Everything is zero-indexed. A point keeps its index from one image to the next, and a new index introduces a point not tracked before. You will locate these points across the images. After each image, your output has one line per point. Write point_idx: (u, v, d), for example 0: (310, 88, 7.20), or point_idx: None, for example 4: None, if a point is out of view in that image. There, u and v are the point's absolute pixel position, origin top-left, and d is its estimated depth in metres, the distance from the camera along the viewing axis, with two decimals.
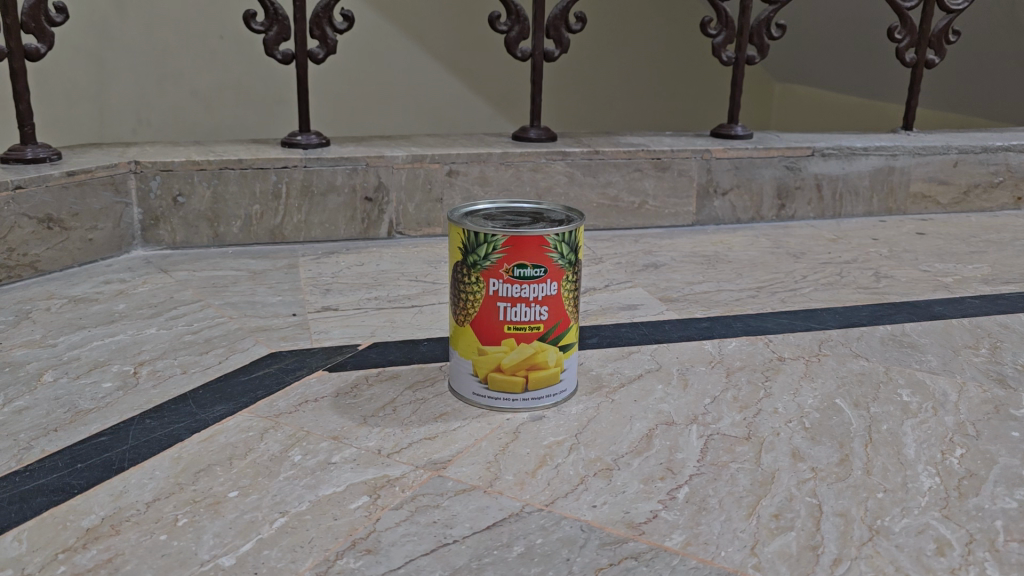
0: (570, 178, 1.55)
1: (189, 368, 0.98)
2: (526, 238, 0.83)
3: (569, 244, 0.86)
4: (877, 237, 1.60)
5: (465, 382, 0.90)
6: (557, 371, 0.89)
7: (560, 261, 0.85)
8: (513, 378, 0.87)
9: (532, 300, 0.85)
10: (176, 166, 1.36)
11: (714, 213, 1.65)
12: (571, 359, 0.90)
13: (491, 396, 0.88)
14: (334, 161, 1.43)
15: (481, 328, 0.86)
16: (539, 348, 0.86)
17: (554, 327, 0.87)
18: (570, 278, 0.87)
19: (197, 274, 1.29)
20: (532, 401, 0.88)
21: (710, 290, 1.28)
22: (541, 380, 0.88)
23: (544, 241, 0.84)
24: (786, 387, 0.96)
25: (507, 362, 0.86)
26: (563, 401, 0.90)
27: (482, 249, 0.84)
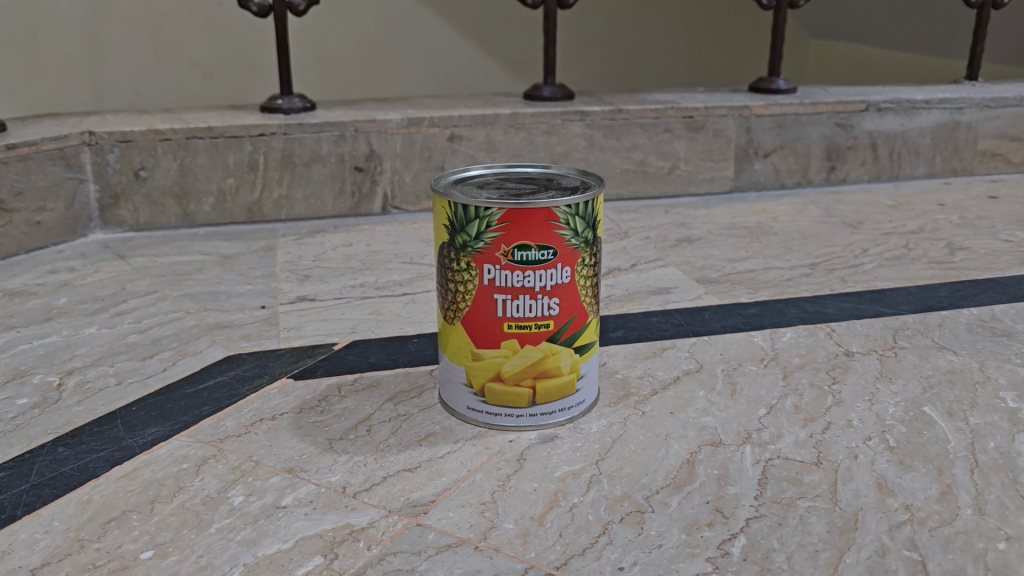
0: (589, 141, 1.36)
1: (126, 377, 0.80)
2: (528, 212, 0.64)
3: (585, 218, 0.67)
4: (944, 202, 1.39)
5: (455, 393, 0.71)
6: (573, 378, 0.70)
7: (573, 239, 0.67)
8: (516, 390, 0.68)
9: (539, 290, 0.67)
10: (136, 136, 1.18)
11: (754, 178, 1.45)
12: (590, 363, 0.71)
13: (488, 411, 0.70)
14: (318, 126, 1.24)
15: (475, 327, 0.68)
16: (549, 351, 0.68)
17: (568, 324, 0.68)
18: (587, 261, 0.68)
19: (158, 260, 1.11)
20: (542, 417, 0.70)
21: (756, 268, 1.09)
22: (553, 392, 0.69)
23: (553, 215, 0.65)
24: (860, 393, 0.77)
25: (507, 370, 0.68)
26: (580, 415, 0.72)
27: (472, 226, 0.65)
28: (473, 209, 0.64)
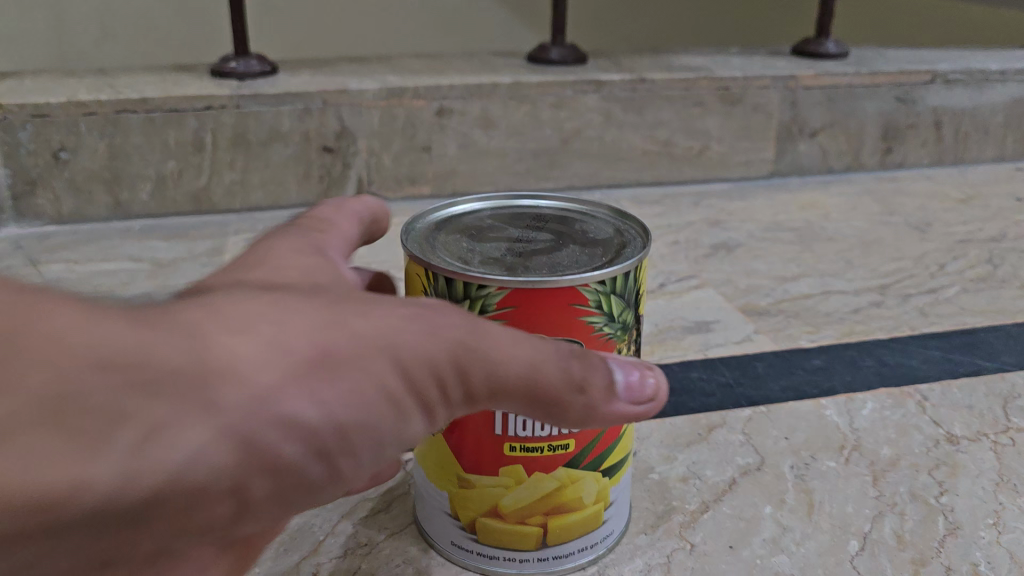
0: (606, 117, 1.14)
1: None
2: (542, 293, 0.43)
3: (624, 295, 0.45)
4: (1022, 195, 1.18)
5: (434, 525, 0.51)
6: (599, 508, 0.50)
7: (606, 327, 0.45)
8: (520, 529, 0.48)
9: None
10: (53, 109, 0.96)
11: (797, 160, 1.24)
12: (622, 484, 0.51)
13: (480, 553, 0.50)
14: (277, 98, 1.02)
15: (461, 444, 0.47)
16: (566, 478, 0.48)
17: (592, 441, 0.48)
18: (622, 352, 0.47)
19: (77, 267, 0.91)
20: (555, 562, 0.50)
21: (812, 292, 0.89)
22: (572, 529, 0.49)
23: (579, 296, 0.43)
24: (978, 512, 0.57)
25: (508, 504, 0.47)
26: (604, 552, 0.52)
27: (458, 309, 0.44)
28: (461, 286, 0.43)
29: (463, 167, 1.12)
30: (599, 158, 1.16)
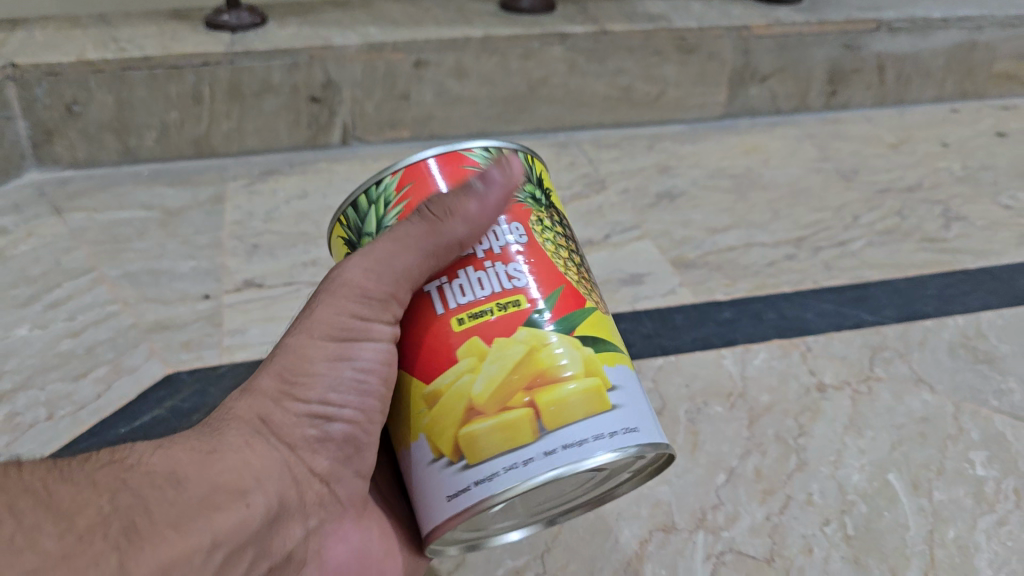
0: (570, 66, 1.24)
1: (56, 410, 0.75)
2: (429, 160, 0.52)
3: (520, 170, 0.54)
4: (947, 142, 1.30)
5: (422, 484, 0.48)
6: (597, 382, 0.47)
7: (511, 189, 0.53)
8: (507, 417, 0.46)
9: (486, 251, 0.50)
10: (64, 68, 1.07)
11: (748, 103, 1.35)
12: (619, 370, 0.49)
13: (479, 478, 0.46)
14: (267, 54, 1.12)
15: (414, 345, 0.50)
16: (534, 339, 0.48)
17: (543, 297, 0.49)
18: (546, 223, 0.53)
19: (97, 217, 1.04)
20: (568, 454, 0.45)
21: (737, 244, 1.02)
22: (566, 411, 0.46)
23: (463, 160, 0.53)
24: (825, 452, 0.73)
25: (480, 391, 0.47)
26: (632, 448, 0.47)
27: (371, 218, 0.52)
28: (364, 196, 0.53)
29: (439, 113, 1.23)
30: (562, 104, 1.27)
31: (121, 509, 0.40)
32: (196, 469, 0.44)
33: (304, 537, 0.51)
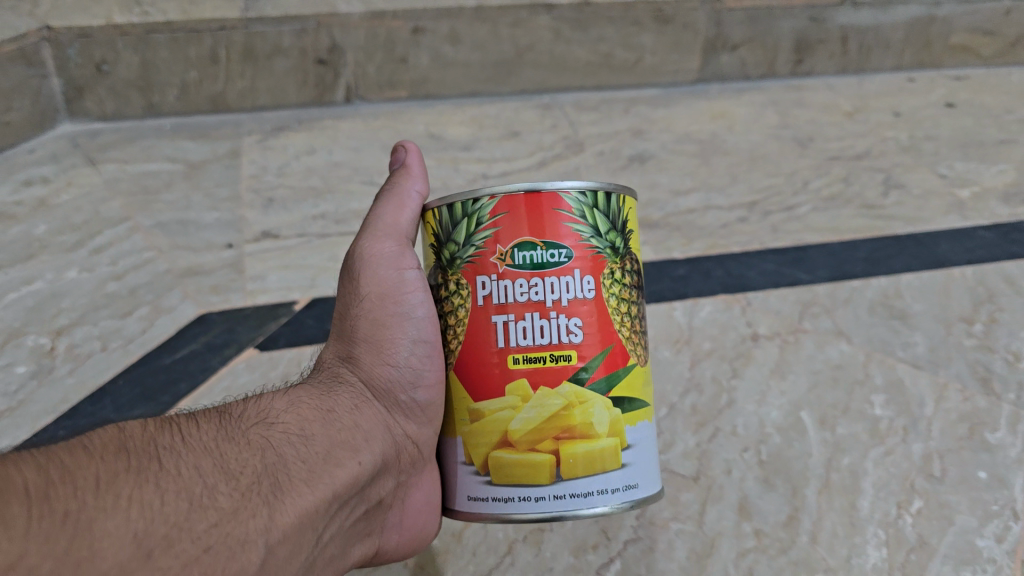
0: (555, 34, 1.36)
1: (108, 341, 0.92)
2: (531, 199, 0.61)
3: (606, 216, 0.63)
4: (900, 111, 1.42)
5: (456, 481, 0.64)
6: (613, 444, 0.61)
7: (593, 240, 0.62)
8: (532, 458, 0.60)
9: (552, 302, 0.61)
10: (94, 30, 1.21)
11: (719, 69, 1.45)
12: (637, 429, 0.63)
13: (499, 496, 0.61)
14: (279, 20, 1.25)
15: (473, 371, 0.63)
16: (574, 397, 0.60)
17: (593, 348, 0.61)
18: (613, 271, 0.63)
19: (127, 168, 1.17)
20: (570, 501, 0.60)
21: (696, 206, 1.15)
22: (579, 466, 0.60)
23: (564, 201, 0.61)
24: (752, 392, 0.87)
25: (517, 428, 0.61)
26: (626, 503, 0.61)
27: (461, 230, 0.63)
28: (463, 207, 0.62)
29: (433, 75, 1.34)
30: (547, 68, 1.38)
31: (266, 471, 0.58)
32: (315, 440, 0.62)
33: (394, 491, 0.70)
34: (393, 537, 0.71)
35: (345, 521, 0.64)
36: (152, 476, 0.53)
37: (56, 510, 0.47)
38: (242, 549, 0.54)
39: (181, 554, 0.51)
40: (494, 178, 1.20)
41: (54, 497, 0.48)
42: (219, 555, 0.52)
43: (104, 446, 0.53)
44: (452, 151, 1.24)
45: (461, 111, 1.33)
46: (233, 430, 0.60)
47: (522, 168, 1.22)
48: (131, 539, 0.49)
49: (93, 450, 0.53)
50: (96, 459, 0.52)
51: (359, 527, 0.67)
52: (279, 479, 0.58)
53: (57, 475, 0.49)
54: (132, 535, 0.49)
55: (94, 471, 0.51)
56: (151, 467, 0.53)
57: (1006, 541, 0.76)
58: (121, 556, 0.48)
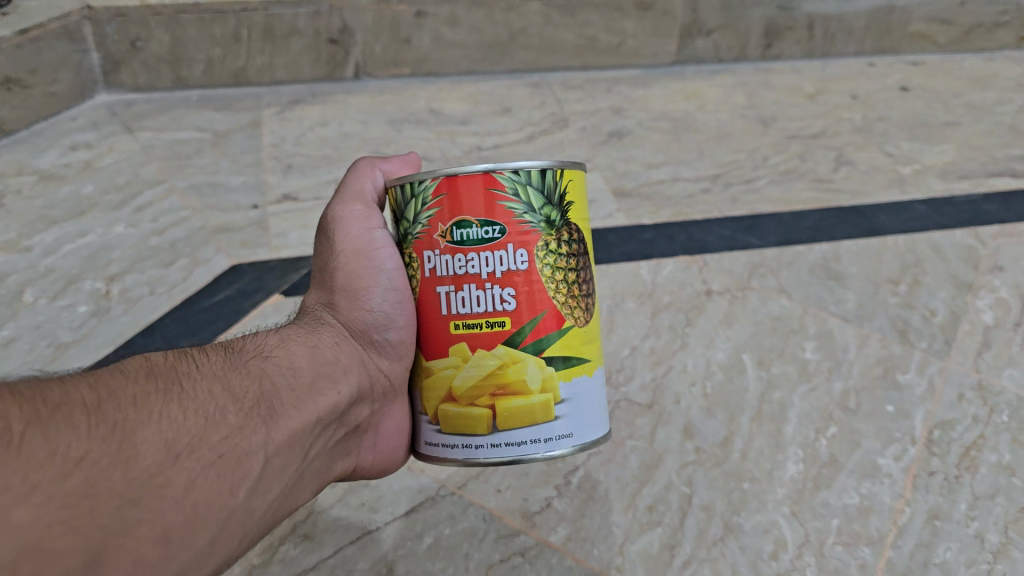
0: (545, 18, 1.50)
1: (156, 287, 1.09)
2: (464, 180, 0.68)
3: (540, 192, 0.69)
4: (857, 94, 1.56)
5: (420, 428, 0.75)
6: (547, 398, 0.70)
7: (527, 216, 0.69)
8: (472, 411, 0.71)
9: (485, 275, 0.69)
10: (130, 11, 1.34)
11: (695, 52, 1.60)
12: (571, 385, 0.72)
13: (447, 442, 0.72)
14: (296, 3, 1.38)
15: (424, 331, 0.73)
16: (508, 358, 0.70)
17: (524, 317, 0.70)
18: (547, 244, 0.70)
19: (161, 136, 1.31)
20: (507, 448, 0.70)
21: (666, 178, 1.30)
22: (514, 417, 0.70)
23: (495, 181, 0.68)
24: (702, 336, 1.03)
25: (459, 386, 0.71)
26: (561, 449, 0.71)
27: (411, 210, 0.72)
28: (410, 188, 0.71)
29: (434, 54, 1.48)
30: (537, 49, 1.52)
31: (264, 396, 0.68)
32: (302, 372, 0.73)
33: (370, 416, 0.81)
34: (369, 455, 0.82)
35: (329, 441, 0.74)
36: (174, 396, 0.62)
37: (107, 420, 0.57)
38: (246, 457, 0.63)
39: (199, 460, 0.60)
40: (487, 150, 1.34)
41: (105, 410, 0.57)
42: (228, 461, 0.62)
43: (135, 371, 0.62)
44: (451, 125, 1.38)
45: (460, 88, 1.47)
46: (237, 361, 0.69)
47: (514, 141, 1.36)
48: (163, 444, 0.58)
49: (126, 374, 0.62)
50: (130, 381, 0.61)
51: (341, 448, 0.78)
52: (277, 402, 0.68)
53: (105, 395, 0.58)
54: (164, 442, 0.58)
55: (129, 391, 0.60)
56: (174, 388, 0.63)
57: (903, 460, 0.92)
58: (155, 457, 0.57)
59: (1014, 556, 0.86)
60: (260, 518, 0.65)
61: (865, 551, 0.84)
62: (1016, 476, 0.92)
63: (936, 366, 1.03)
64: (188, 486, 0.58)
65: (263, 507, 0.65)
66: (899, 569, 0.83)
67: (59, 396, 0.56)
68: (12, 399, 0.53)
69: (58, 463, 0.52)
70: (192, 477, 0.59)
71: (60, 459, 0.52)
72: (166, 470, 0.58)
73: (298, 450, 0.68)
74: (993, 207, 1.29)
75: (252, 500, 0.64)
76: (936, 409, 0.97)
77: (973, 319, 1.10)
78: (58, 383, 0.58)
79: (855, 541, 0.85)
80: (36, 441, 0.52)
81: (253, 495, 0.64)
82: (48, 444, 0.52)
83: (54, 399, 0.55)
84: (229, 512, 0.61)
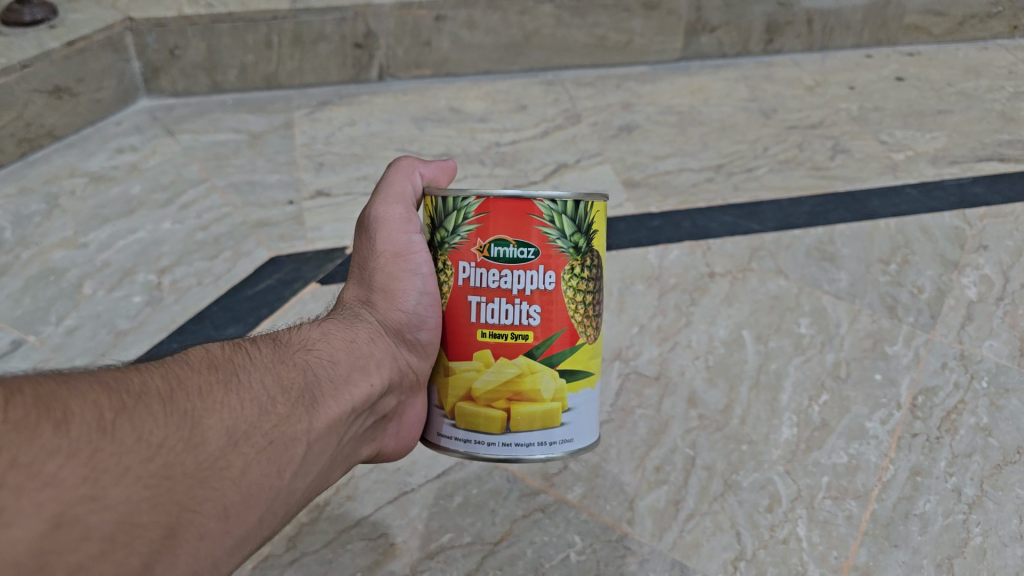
0: (557, 20, 1.58)
1: (202, 277, 1.17)
2: (507, 203, 0.71)
3: (573, 221, 0.72)
4: (854, 85, 1.64)
5: (432, 421, 0.78)
6: (557, 407, 0.74)
7: (559, 241, 0.72)
8: (487, 412, 0.74)
9: (517, 291, 0.72)
10: (168, 22, 1.42)
11: (700, 49, 1.68)
12: (578, 395, 0.75)
13: (461, 437, 0.75)
14: (323, 11, 1.46)
15: (451, 337, 0.75)
16: (527, 367, 0.73)
17: (547, 334, 0.73)
18: (573, 269, 0.74)
19: (200, 138, 1.42)
20: (516, 449, 0.74)
21: (672, 169, 1.39)
22: (525, 421, 0.74)
23: (536, 208, 0.71)
24: (705, 314, 1.13)
25: (479, 387, 0.74)
26: (562, 454, 0.75)
27: (450, 220, 0.74)
28: (452, 201, 0.73)
29: (453, 55, 1.58)
30: (550, 49, 1.61)
31: (311, 384, 0.67)
32: (341, 364, 0.72)
33: (398, 406, 0.80)
34: (393, 442, 0.82)
35: (363, 428, 0.73)
36: (235, 385, 0.62)
37: (178, 408, 0.57)
38: (296, 443, 0.63)
39: (256, 446, 0.60)
40: (505, 145, 1.42)
41: (177, 398, 0.57)
42: (281, 447, 0.62)
43: (198, 360, 0.62)
44: (470, 122, 1.47)
45: (478, 87, 1.57)
46: (285, 352, 0.69)
47: (529, 137, 1.44)
48: (226, 429, 0.59)
49: (190, 363, 0.62)
50: (193, 370, 0.61)
51: (370, 435, 0.78)
52: (323, 389, 0.68)
53: (175, 382, 0.59)
54: (226, 428, 0.59)
55: (194, 379, 0.60)
56: (234, 376, 0.63)
57: (888, 423, 1.01)
58: (221, 442, 0.58)
59: (987, 507, 0.93)
60: (302, 501, 0.65)
61: (851, 503, 0.92)
62: (992, 436, 1.00)
63: (922, 338, 1.11)
64: (245, 470, 0.59)
65: (307, 488, 0.66)
66: (883, 519, 0.91)
67: (134, 385, 0.56)
68: (98, 388, 0.55)
69: (139, 448, 0.53)
70: (250, 463, 0.59)
71: (139, 444, 0.53)
72: (228, 455, 0.58)
73: (341, 436, 0.68)
74: (981, 189, 1.36)
75: (296, 484, 0.64)
76: (920, 376, 1.06)
77: (958, 295, 1.18)
78: (132, 371, 0.58)
79: (842, 495, 0.93)
80: (120, 426, 0.53)
81: (299, 478, 0.64)
82: (132, 431, 0.53)
83: (132, 389, 0.56)
84: (277, 495, 0.61)
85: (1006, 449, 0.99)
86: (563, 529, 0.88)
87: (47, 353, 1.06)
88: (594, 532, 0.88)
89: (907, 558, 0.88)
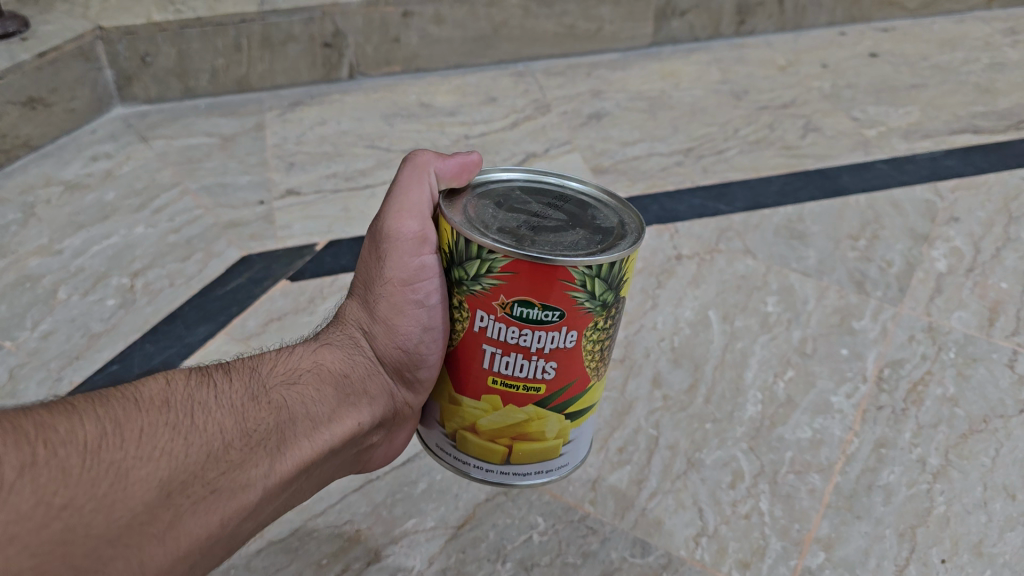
0: (525, 11, 1.59)
1: (175, 279, 1.18)
2: (538, 268, 0.64)
3: (606, 281, 0.66)
4: (826, 63, 1.64)
5: (432, 429, 0.79)
6: (556, 444, 0.76)
7: (587, 303, 0.67)
8: (491, 447, 0.75)
9: (535, 349, 0.69)
10: (138, 29, 1.43)
11: (671, 33, 1.69)
12: (578, 429, 0.77)
13: (461, 458, 0.77)
14: (290, 12, 1.47)
15: (461, 381, 0.74)
16: (534, 415, 0.73)
17: (556, 386, 0.72)
18: (597, 321, 0.70)
19: (173, 143, 1.43)
20: (514, 475, 0.77)
21: (641, 153, 1.39)
22: (527, 455, 0.76)
23: (568, 277, 0.65)
24: (672, 297, 1.13)
25: (486, 427, 0.74)
26: (555, 476, 0.79)
27: (472, 267, 0.67)
28: (475, 250, 0.66)
29: (423, 51, 1.59)
30: (519, 40, 1.62)
31: (274, 429, 0.67)
32: (315, 403, 0.71)
33: (378, 436, 0.80)
34: (371, 464, 0.83)
35: (328, 463, 0.73)
36: (182, 431, 0.61)
37: (105, 460, 0.56)
38: (241, 490, 0.63)
39: (190, 497, 0.60)
40: (474, 138, 1.42)
41: (105, 448, 0.57)
42: (221, 496, 0.62)
43: (150, 399, 0.62)
44: (440, 117, 1.48)
45: (448, 81, 1.59)
46: (256, 389, 0.68)
47: (499, 128, 1.45)
48: (159, 481, 0.58)
49: (141, 404, 0.61)
50: (142, 412, 0.60)
51: (341, 465, 0.78)
52: (281, 436, 0.67)
53: (110, 429, 0.58)
54: (159, 480, 0.58)
55: (137, 423, 0.59)
56: (185, 421, 0.62)
57: (854, 397, 1.01)
58: (147, 495, 0.57)
59: (951, 476, 0.92)
60: (242, 542, 0.66)
61: (815, 477, 0.92)
62: (959, 406, 0.99)
63: (890, 311, 1.11)
64: (174, 523, 0.59)
65: (248, 532, 0.66)
66: (846, 491, 0.91)
67: (65, 431, 0.56)
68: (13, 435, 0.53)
69: (39, 512, 0.52)
70: (181, 514, 0.59)
71: (43, 507, 0.52)
72: (152, 510, 0.57)
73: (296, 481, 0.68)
74: (954, 161, 1.35)
75: (239, 528, 0.64)
76: (887, 350, 1.06)
77: (927, 268, 1.17)
78: (67, 414, 0.57)
79: (805, 469, 0.93)
80: (23, 486, 0.52)
81: (242, 522, 0.64)
82: (37, 490, 0.52)
83: (55, 438, 0.55)
84: (214, 540, 0.62)
85: (972, 418, 0.98)
86: (525, 511, 0.89)
87: (23, 358, 1.06)
88: (556, 513, 0.89)
89: (869, 529, 0.88)
